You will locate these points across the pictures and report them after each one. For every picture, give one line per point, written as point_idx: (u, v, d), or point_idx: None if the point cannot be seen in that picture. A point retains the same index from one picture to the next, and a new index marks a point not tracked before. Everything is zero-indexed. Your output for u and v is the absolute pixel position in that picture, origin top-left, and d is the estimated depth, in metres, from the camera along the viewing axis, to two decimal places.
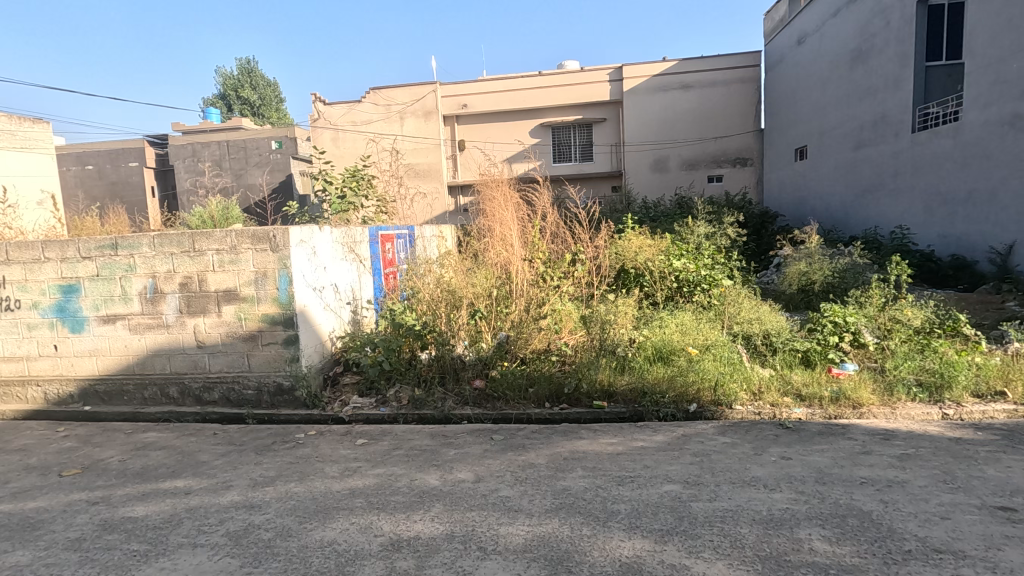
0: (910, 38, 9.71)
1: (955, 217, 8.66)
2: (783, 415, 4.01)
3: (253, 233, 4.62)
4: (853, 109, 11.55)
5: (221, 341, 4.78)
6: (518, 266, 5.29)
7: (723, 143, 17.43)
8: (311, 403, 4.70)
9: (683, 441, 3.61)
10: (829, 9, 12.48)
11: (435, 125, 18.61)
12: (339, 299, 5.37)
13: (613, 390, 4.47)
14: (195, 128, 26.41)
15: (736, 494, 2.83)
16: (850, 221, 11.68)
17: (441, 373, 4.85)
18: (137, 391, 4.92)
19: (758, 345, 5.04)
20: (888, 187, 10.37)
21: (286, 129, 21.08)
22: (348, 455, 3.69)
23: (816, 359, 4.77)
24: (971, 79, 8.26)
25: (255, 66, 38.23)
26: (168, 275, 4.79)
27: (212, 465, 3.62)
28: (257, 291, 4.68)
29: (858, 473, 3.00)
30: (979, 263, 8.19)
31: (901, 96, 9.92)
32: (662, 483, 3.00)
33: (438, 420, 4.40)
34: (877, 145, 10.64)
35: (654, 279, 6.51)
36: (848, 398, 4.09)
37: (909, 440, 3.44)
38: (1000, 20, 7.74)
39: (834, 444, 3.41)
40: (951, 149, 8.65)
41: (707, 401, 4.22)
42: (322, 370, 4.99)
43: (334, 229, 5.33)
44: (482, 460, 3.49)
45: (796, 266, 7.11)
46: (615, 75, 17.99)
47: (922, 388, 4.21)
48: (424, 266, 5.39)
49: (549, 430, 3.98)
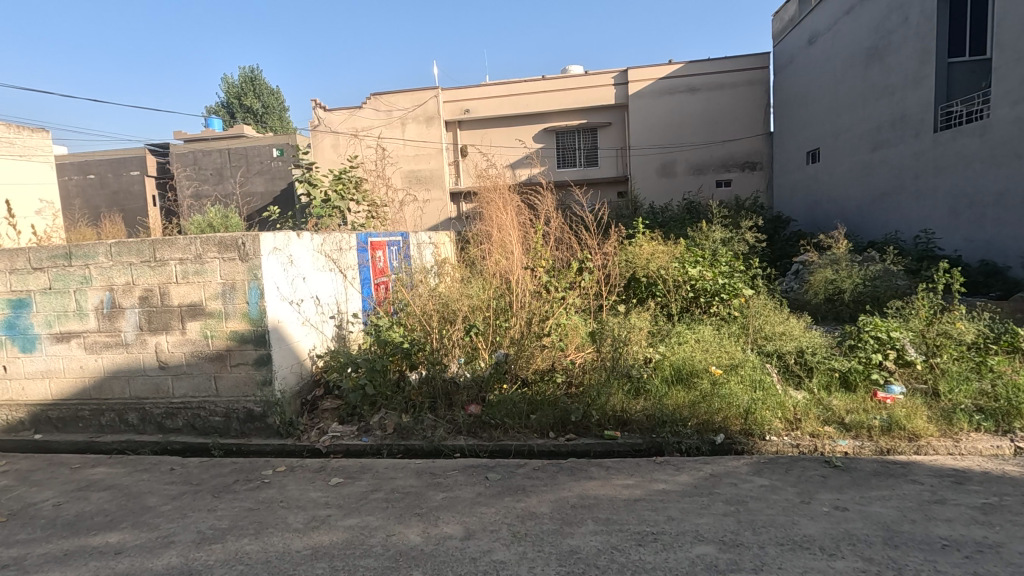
0: (930, 33, 9.17)
1: (984, 220, 8.07)
2: (826, 449, 3.45)
3: (221, 240, 4.09)
4: (869, 109, 11.00)
5: (185, 361, 4.25)
6: (519, 275, 4.72)
7: (732, 146, 16.89)
8: (285, 432, 4.16)
9: (712, 484, 3.04)
10: (840, 8, 11.99)
11: (437, 130, 18.14)
12: (320, 313, 4.84)
13: (627, 417, 3.94)
14: (196, 137, 26.01)
15: (787, 562, 2.27)
16: (868, 227, 11.13)
17: (432, 397, 4.31)
18: (93, 418, 4.41)
19: (791, 364, 4.48)
20: (909, 189, 9.76)
21: (288, 136, 20.78)
22: (318, 500, 3.15)
23: (858, 380, 4.19)
24: (999, 74, 7.70)
25: (260, 75, 38.10)
26: (127, 288, 4.27)
27: (157, 512, 3.07)
28: (225, 305, 4.15)
29: (935, 532, 2.42)
30: (1013, 269, 7.58)
31: (922, 93, 9.36)
32: (693, 543, 2.45)
33: (427, 452, 3.87)
34: (896, 145, 10.06)
35: (668, 288, 5.95)
36: (903, 428, 3.53)
37: (987, 485, 2.86)
38: None
39: (897, 491, 2.83)
40: (979, 150, 8.08)
41: (737, 431, 3.68)
42: (299, 393, 4.44)
43: (315, 236, 4.80)
44: (474, 508, 2.93)
45: (822, 273, 6.60)
46: (620, 79, 17.53)
47: (984, 415, 3.67)
48: (415, 277, 4.91)
49: (554, 467, 3.42)
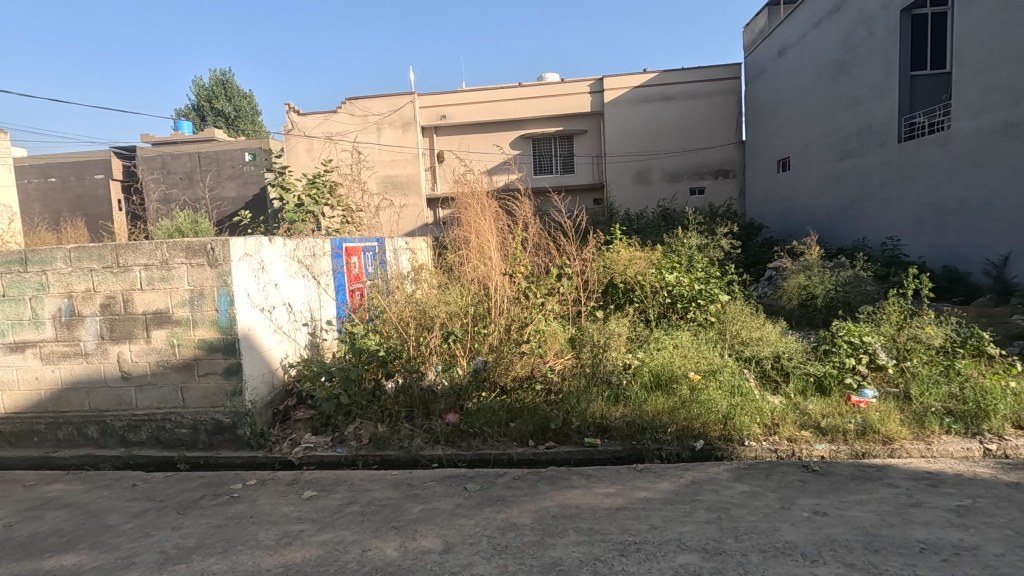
0: (894, 47, 9.47)
1: (947, 228, 8.33)
2: (804, 453, 3.47)
3: (188, 245, 3.95)
4: (837, 119, 11.28)
5: (150, 371, 4.07)
6: (498, 281, 4.66)
7: (705, 154, 17.17)
8: (256, 444, 4.01)
9: (694, 491, 3.02)
10: (809, 20, 12.32)
11: (413, 135, 18.02)
12: (293, 320, 4.71)
13: (606, 424, 3.91)
14: (164, 139, 25.26)
15: (770, 569, 2.25)
16: (838, 234, 11.38)
17: (409, 406, 4.21)
18: (49, 432, 4.18)
19: (768, 369, 4.53)
20: (876, 198, 10.03)
21: (261, 141, 20.42)
22: (291, 515, 3.03)
23: (832, 385, 4.24)
24: (959, 87, 7.96)
25: (231, 78, 37.36)
26: (87, 295, 4.08)
27: (118, 531, 2.91)
28: (193, 313, 3.99)
29: (914, 535, 2.44)
30: (974, 275, 7.83)
31: (886, 105, 9.65)
32: (676, 552, 2.41)
33: (404, 463, 3.79)
34: (864, 155, 10.34)
35: (646, 294, 5.98)
36: (877, 431, 3.57)
37: (961, 487, 2.91)
38: (989, 26, 7.41)
39: (875, 494, 2.86)
40: (941, 159, 8.33)
41: (716, 437, 3.68)
42: (271, 403, 4.29)
43: (287, 242, 4.67)
44: (453, 520, 2.85)
45: (796, 279, 6.71)
46: (596, 86, 17.67)
47: (954, 418, 3.74)
48: (392, 284, 4.82)
49: (534, 476, 3.36)
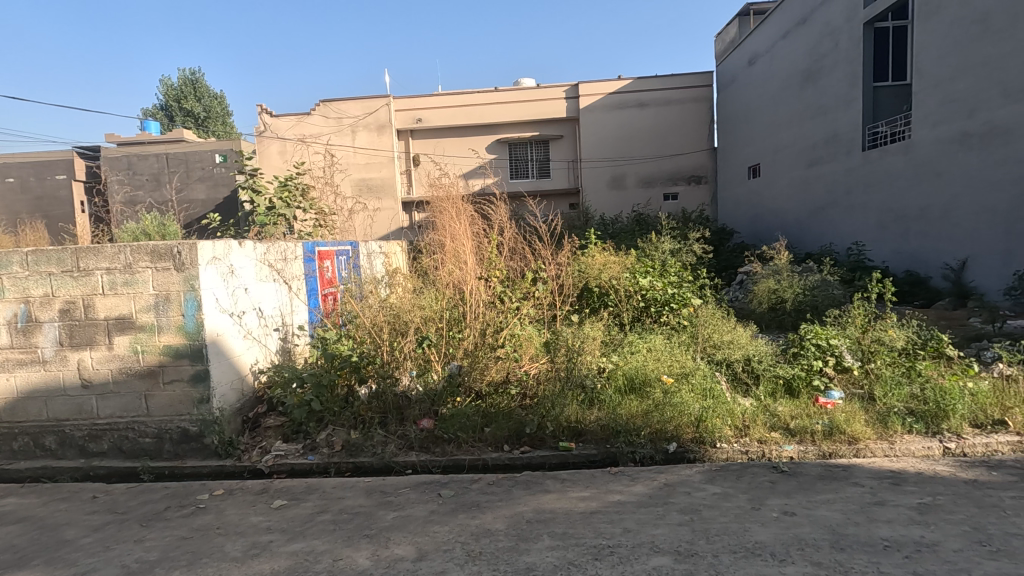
0: (858, 59, 9.79)
1: (908, 234, 8.62)
2: (773, 454, 3.54)
3: (153, 248, 3.84)
4: (805, 128, 11.59)
5: (112, 379, 3.93)
6: (473, 285, 4.65)
7: (679, 160, 17.45)
8: (224, 453, 3.91)
9: (667, 494, 3.05)
10: (777, 31, 12.65)
11: (389, 138, 17.89)
12: (263, 326, 4.61)
13: (581, 428, 3.93)
14: (130, 139, 24.52)
15: (740, 569, 2.28)
16: (806, 239, 11.67)
17: (383, 412, 4.16)
18: (4, 443, 4.01)
19: (739, 372, 4.61)
20: (842, 204, 10.33)
21: (231, 142, 20.00)
22: (259, 525, 2.96)
23: (801, 387, 4.34)
24: (919, 98, 8.26)
25: (201, 77, 36.55)
26: (45, 300, 3.93)
27: (76, 546, 2.80)
28: (158, 318, 3.88)
29: (878, 533, 2.50)
30: (934, 279, 8.12)
31: (851, 114, 9.95)
32: (649, 555, 2.43)
33: (378, 469, 3.75)
34: (830, 163, 10.64)
35: (620, 298, 6.04)
36: (843, 431, 3.66)
37: (922, 485, 3.00)
38: (946, 40, 7.71)
39: (841, 494, 2.93)
40: (903, 167, 8.63)
41: (689, 439, 3.72)
42: (240, 411, 4.19)
43: (258, 245, 4.58)
44: (427, 527, 2.82)
45: (766, 283, 6.85)
46: (571, 92, 17.83)
47: (915, 418, 3.86)
48: (366, 288, 4.76)
49: (508, 481, 3.35)
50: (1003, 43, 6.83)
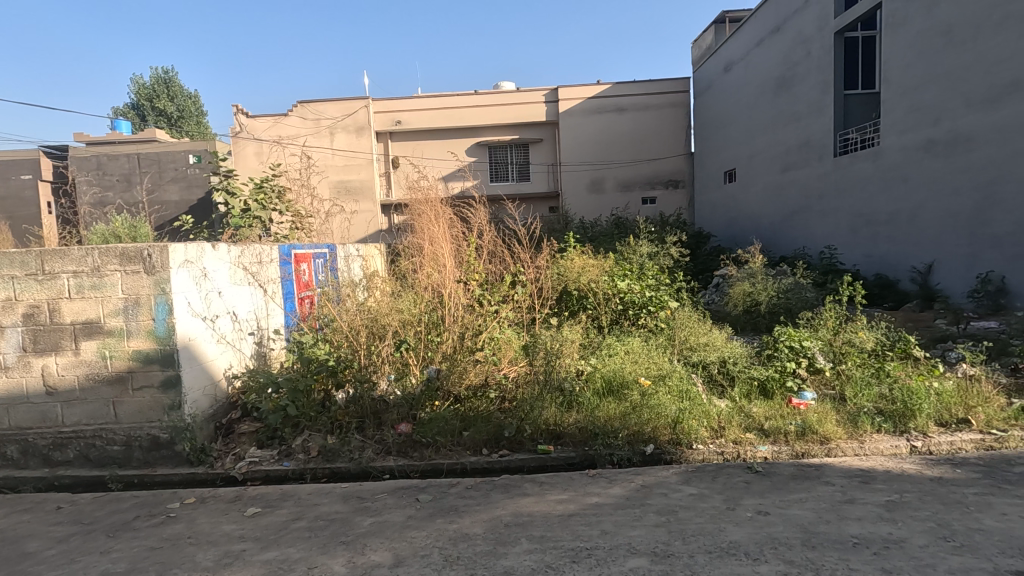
0: (829, 67, 10.04)
1: (878, 238, 8.86)
2: (748, 455, 3.60)
3: (122, 251, 3.74)
4: (779, 134, 11.83)
5: (78, 385, 3.82)
6: (451, 288, 4.63)
7: (657, 165, 17.66)
8: (196, 460, 3.82)
9: (644, 495, 3.08)
10: (752, 39, 12.90)
11: (367, 140, 17.76)
12: (237, 330, 4.52)
13: (560, 431, 3.94)
14: (99, 139, 23.89)
15: (715, 569, 2.31)
16: (780, 243, 11.90)
17: (360, 417, 4.12)
18: None
19: (715, 374, 4.68)
20: (815, 209, 10.56)
21: (206, 142, 19.61)
22: (232, 533, 2.90)
23: (775, 388, 4.42)
24: (887, 106, 8.50)
25: (174, 76, 35.81)
26: (7, 305, 3.80)
27: (39, 558, 2.71)
28: (127, 323, 3.78)
29: (848, 530, 2.56)
30: (902, 282, 8.35)
31: (823, 121, 10.20)
32: (626, 556, 2.44)
33: (355, 475, 3.71)
34: (803, 168, 10.88)
35: (598, 301, 6.09)
36: (815, 431, 3.74)
37: (890, 483, 3.08)
38: (912, 50, 7.96)
39: (813, 493, 2.99)
40: (872, 173, 8.86)
41: (665, 441, 3.77)
42: (213, 417, 4.10)
43: (232, 248, 4.50)
44: (404, 533, 2.80)
45: (741, 286, 6.97)
46: (551, 96, 17.92)
47: (884, 418, 3.96)
48: (343, 291, 4.71)
49: (486, 485, 3.34)
50: (966, 54, 7.06)
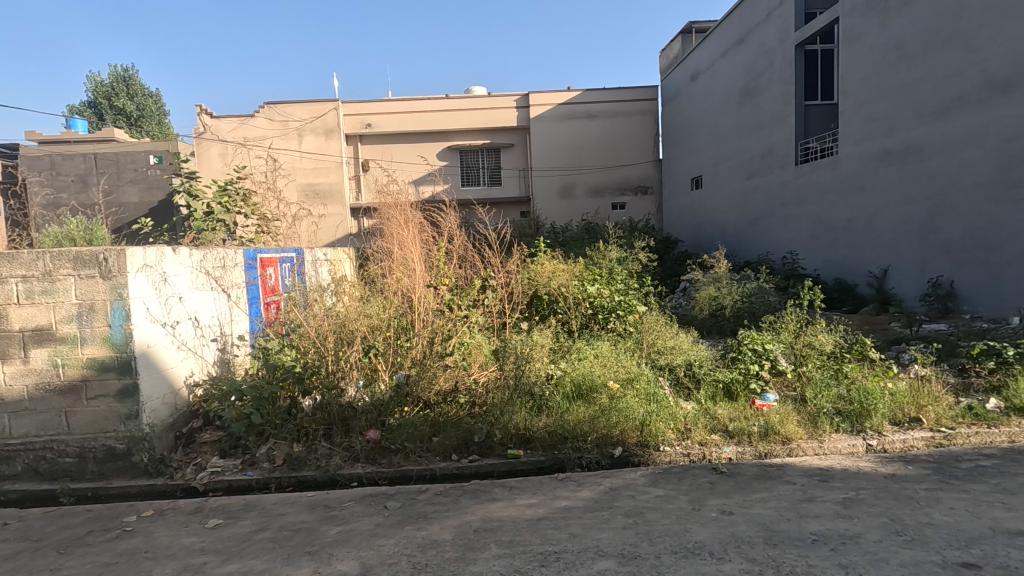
0: (790, 78, 10.37)
1: (837, 244, 9.17)
2: (713, 456, 3.68)
3: (76, 254, 3.60)
4: (743, 142, 12.16)
5: (28, 395, 3.66)
6: (421, 293, 4.61)
7: (626, 171, 17.91)
8: (154, 471, 3.69)
9: (612, 498, 3.11)
10: (717, 49, 13.24)
11: (337, 143, 17.52)
12: (199, 336, 4.39)
13: (529, 435, 3.96)
14: (53, 138, 22.92)
15: (680, 569, 2.36)
16: (745, 248, 12.21)
17: (328, 424, 4.05)
18: None
19: (681, 376, 4.77)
20: (777, 215, 10.88)
21: (168, 143, 19.04)
22: (192, 546, 2.81)
23: (739, 390, 4.53)
24: (845, 116, 8.83)
25: (135, 74, 34.70)
26: None
27: None
28: (81, 329, 3.64)
29: (808, 528, 2.64)
30: (859, 286, 8.66)
31: (785, 130, 10.52)
32: (594, 559, 2.47)
33: (322, 483, 3.64)
34: (766, 175, 11.20)
35: (568, 305, 6.14)
36: (777, 432, 3.85)
37: (847, 480, 3.19)
38: (867, 64, 8.30)
39: (774, 492, 3.08)
40: (831, 181, 9.19)
41: (633, 443, 3.82)
42: (173, 426, 3.97)
43: (193, 252, 4.37)
44: (371, 541, 2.76)
45: (706, 290, 7.13)
46: (522, 102, 18.01)
47: (841, 417, 4.11)
48: (310, 296, 4.63)
49: (456, 491, 3.33)
50: (917, 69, 7.39)
